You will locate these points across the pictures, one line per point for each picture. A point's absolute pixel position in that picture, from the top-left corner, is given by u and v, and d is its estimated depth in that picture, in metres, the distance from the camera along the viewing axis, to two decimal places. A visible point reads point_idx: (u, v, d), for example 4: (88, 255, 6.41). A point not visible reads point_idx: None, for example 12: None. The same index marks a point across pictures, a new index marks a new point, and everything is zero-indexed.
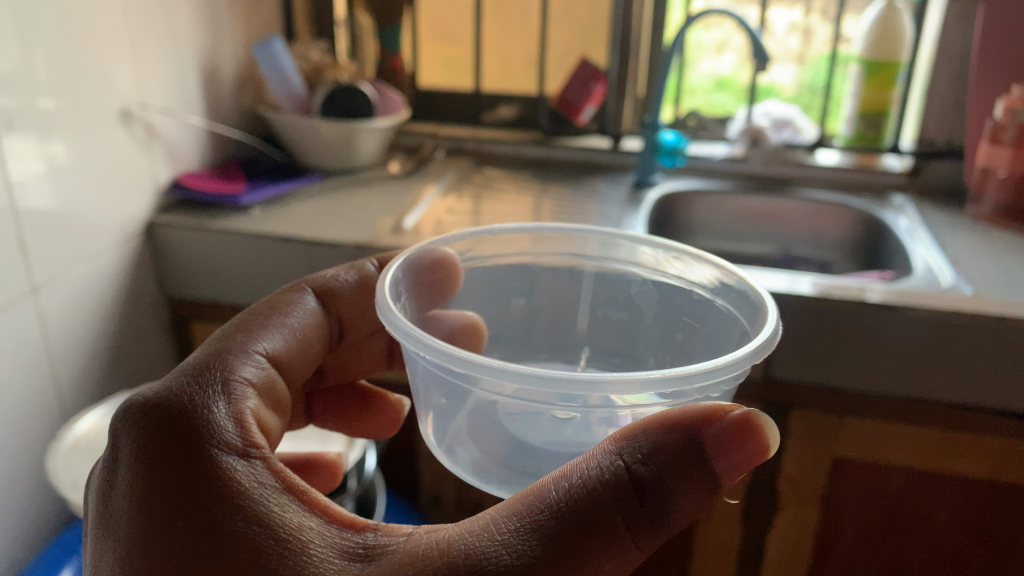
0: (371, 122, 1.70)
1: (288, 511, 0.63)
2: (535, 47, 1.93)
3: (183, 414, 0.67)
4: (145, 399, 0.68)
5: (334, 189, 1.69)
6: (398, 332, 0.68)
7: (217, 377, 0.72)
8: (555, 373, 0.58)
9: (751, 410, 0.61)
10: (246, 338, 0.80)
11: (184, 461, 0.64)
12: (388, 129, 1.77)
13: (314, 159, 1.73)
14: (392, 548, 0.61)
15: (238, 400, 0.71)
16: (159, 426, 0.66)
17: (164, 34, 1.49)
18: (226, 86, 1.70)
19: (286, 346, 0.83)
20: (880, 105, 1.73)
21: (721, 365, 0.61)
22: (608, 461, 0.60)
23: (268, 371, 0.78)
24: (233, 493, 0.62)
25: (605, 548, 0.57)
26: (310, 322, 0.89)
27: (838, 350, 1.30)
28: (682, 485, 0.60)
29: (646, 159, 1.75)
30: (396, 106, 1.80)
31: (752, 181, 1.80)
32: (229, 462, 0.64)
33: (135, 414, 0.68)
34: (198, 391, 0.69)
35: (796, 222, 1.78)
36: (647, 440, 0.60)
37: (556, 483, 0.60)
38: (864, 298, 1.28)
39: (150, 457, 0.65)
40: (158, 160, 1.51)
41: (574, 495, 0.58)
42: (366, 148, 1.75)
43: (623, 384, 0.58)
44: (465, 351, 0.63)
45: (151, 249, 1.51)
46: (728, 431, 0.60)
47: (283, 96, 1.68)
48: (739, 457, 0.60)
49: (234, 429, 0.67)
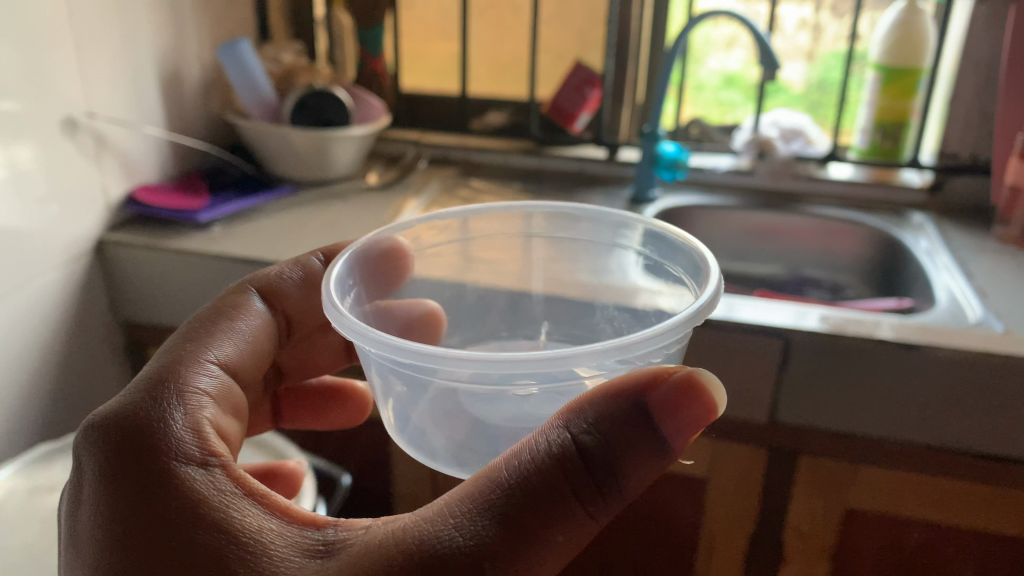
0: (347, 130, 1.58)
1: (248, 515, 0.60)
2: (527, 49, 1.80)
3: (138, 426, 0.63)
4: (102, 414, 0.65)
5: (307, 202, 1.56)
6: (338, 324, 0.67)
7: (172, 384, 0.68)
8: (499, 356, 0.58)
9: (693, 369, 0.58)
10: (197, 343, 0.74)
11: (140, 473, 0.61)
12: (365, 137, 1.64)
13: (286, 170, 1.61)
14: (351, 542, 0.59)
15: (196, 406, 0.67)
16: (117, 439, 0.63)
17: (117, 35, 1.36)
18: (190, 90, 1.57)
19: (238, 351, 0.77)
20: (899, 114, 1.59)
21: (663, 327, 0.60)
22: (555, 433, 0.58)
23: (225, 373, 0.74)
24: (193, 503, 0.60)
25: (557, 522, 0.55)
26: (261, 323, 0.83)
27: (853, 394, 1.17)
28: (636, 452, 0.58)
29: (643, 176, 1.63)
30: (375, 113, 1.67)
31: (758, 197, 1.67)
32: (188, 473, 0.61)
33: (93, 430, 0.65)
34: (152, 401, 0.65)
35: (805, 240, 1.66)
36: (592, 410, 0.58)
37: (506, 464, 0.57)
38: (882, 336, 1.14)
39: (109, 474, 0.62)
40: (110, 172, 1.38)
41: (520, 469, 0.57)
42: (342, 158, 1.63)
43: (585, 356, 0.58)
44: (412, 343, 0.61)
45: (102, 269, 1.39)
46: (671, 394, 0.57)
47: (251, 102, 1.55)
48: (678, 423, 0.57)
49: (191, 438, 0.64)
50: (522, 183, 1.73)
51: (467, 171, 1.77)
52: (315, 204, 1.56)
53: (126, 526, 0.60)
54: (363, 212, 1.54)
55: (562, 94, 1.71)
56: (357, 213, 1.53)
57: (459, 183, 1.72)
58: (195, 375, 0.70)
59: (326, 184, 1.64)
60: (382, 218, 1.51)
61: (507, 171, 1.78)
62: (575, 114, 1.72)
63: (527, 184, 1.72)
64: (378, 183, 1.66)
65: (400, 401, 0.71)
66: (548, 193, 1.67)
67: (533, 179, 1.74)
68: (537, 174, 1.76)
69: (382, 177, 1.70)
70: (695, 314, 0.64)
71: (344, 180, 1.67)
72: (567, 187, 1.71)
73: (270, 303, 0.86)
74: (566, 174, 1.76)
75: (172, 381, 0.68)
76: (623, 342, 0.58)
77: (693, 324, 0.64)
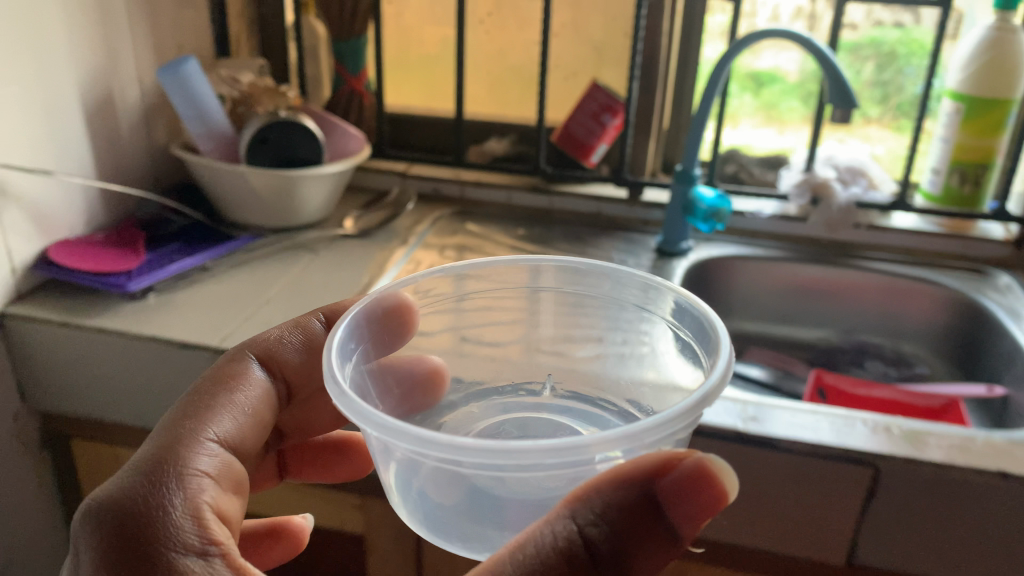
0: (318, 167, 1.30)
1: None
2: (535, 66, 1.52)
3: (131, 513, 0.53)
4: (97, 500, 0.54)
5: (269, 256, 1.28)
6: (328, 384, 0.55)
7: (169, 469, 0.56)
8: (510, 445, 0.47)
9: (705, 456, 0.52)
10: (195, 418, 0.62)
11: (133, 564, 0.51)
12: (341, 174, 1.37)
13: (246, 214, 1.33)
14: None
15: (199, 487, 0.56)
16: (109, 534, 0.53)
17: (25, 57, 1.07)
18: (127, 119, 1.29)
19: (238, 427, 0.64)
20: (982, 155, 1.32)
21: (690, 400, 0.51)
22: (562, 525, 0.51)
23: (227, 452, 0.62)
24: None
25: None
26: (262, 397, 0.69)
27: (962, 536, 0.91)
28: (640, 545, 0.52)
29: (675, 230, 1.36)
30: (354, 143, 1.39)
31: (809, 248, 1.41)
32: (185, 565, 0.52)
33: (82, 520, 0.54)
34: (149, 485, 0.55)
35: (864, 301, 1.40)
36: (598, 496, 0.51)
37: (509, 556, 0.51)
38: (1005, 467, 0.88)
39: (97, 572, 0.52)
40: (19, 229, 1.10)
41: (526, 566, 0.50)
42: (312, 200, 1.35)
43: (598, 444, 0.48)
44: (438, 433, 0.48)
45: (8, 350, 1.11)
46: (680, 479, 0.51)
47: (200, 134, 1.27)
48: (691, 510, 0.52)
49: (192, 527, 0.54)
50: (528, 228, 1.45)
51: (463, 211, 1.49)
52: (278, 259, 1.28)
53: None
54: (335, 268, 1.25)
55: (576, 121, 1.44)
56: (328, 270, 1.25)
57: (454, 226, 1.44)
58: (195, 446, 0.59)
59: (294, 232, 1.36)
60: (358, 277, 1.23)
61: (511, 212, 1.50)
62: (591, 143, 1.45)
63: (536, 228, 1.45)
64: (356, 230, 1.38)
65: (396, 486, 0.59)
66: (560, 241, 1.40)
67: (542, 223, 1.47)
68: (547, 217, 1.49)
69: (362, 220, 1.42)
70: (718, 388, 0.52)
71: (315, 227, 1.39)
72: (583, 233, 1.43)
73: (265, 368, 0.71)
74: (580, 217, 1.48)
75: (170, 461, 0.57)
76: (640, 425, 0.49)
77: (697, 414, 0.51)
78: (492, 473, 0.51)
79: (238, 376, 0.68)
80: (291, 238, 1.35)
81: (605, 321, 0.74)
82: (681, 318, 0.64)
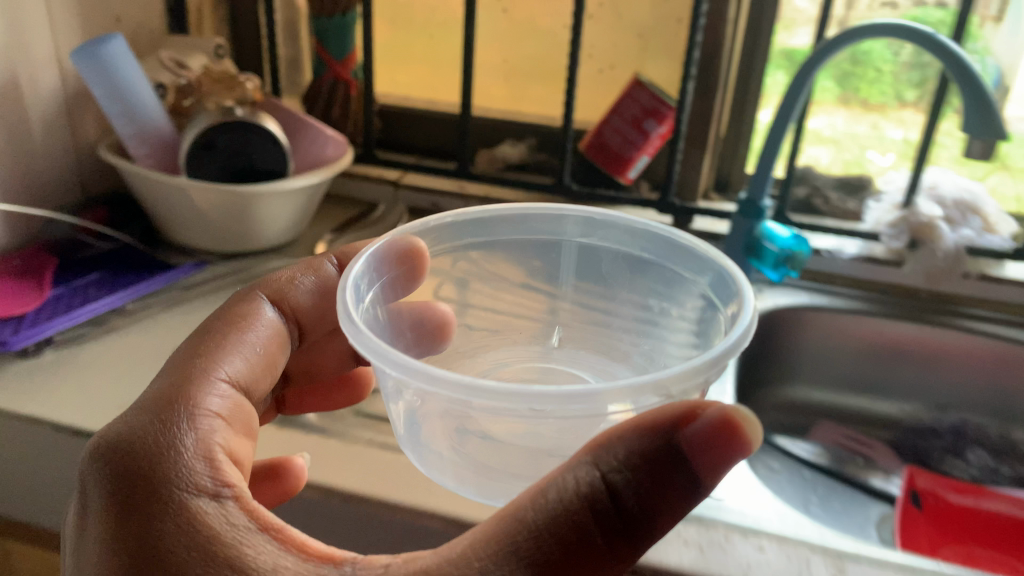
0: (282, 181, 1.02)
1: (262, 555, 0.49)
2: (564, 54, 1.23)
3: (140, 452, 0.52)
4: (105, 445, 0.53)
5: (213, 294, 1.01)
6: (341, 325, 0.52)
7: (174, 415, 0.55)
8: (521, 388, 0.44)
9: (730, 407, 0.47)
10: (206, 357, 0.62)
11: (135, 506, 0.50)
12: (313, 187, 1.08)
13: (191, 235, 1.06)
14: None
15: (210, 427, 0.56)
16: (118, 479, 0.51)
17: None
18: (43, 111, 1.01)
19: (249, 367, 0.64)
20: None
21: (713, 348, 0.48)
22: (585, 474, 0.47)
23: (238, 392, 0.62)
24: (206, 543, 0.49)
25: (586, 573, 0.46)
26: (274, 339, 0.69)
27: None
28: (661, 504, 0.47)
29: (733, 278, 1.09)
30: (331, 149, 1.10)
31: (895, 300, 1.12)
32: (197, 506, 0.50)
33: (88, 459, 0.54)
34: (159, 423, 0.54)
35: (968, 371, 1.10)
36: (623, 446, 0.47)
37: (532, 504, 0.47)
38: None
39: (110, 509, 0.51)
40: None
41: (550, 515, 0.46)
42: (275, 219, 1.07)
43: (607, 395, 0.44)
44: (440, 371, 0.46)
45: None
46: (704, 434, 0.46)
47: (130, 135, 0.99)
48: (714, 462, 0.47)
49: (202, 468, 0.52)
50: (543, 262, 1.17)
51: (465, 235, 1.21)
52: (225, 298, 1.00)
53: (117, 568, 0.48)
54: None
55: (613, 127, 1.16)
56: None
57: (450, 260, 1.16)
58: (199, 400, 0.57)
59: (251, 261, 1.08)
60: None
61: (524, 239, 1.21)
62: (629, 152, 1.16)
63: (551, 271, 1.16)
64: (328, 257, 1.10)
65: (403, 424, 0.57)
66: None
67: None
68: None
69: (337, 244, 1.14)
70: (743, 342, 0.49)
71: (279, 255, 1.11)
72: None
73: (278, 312, 0.71)
74: None
75: (182, 399, 0.57)
76: (663, 374, 0.46)
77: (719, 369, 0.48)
78: (499, 415, 0.48)
79: (251, 315, 0.68)
80: (246, 267, 1.07)
81: (626, 280, 0.72)
82: (671, 257, 0.67)
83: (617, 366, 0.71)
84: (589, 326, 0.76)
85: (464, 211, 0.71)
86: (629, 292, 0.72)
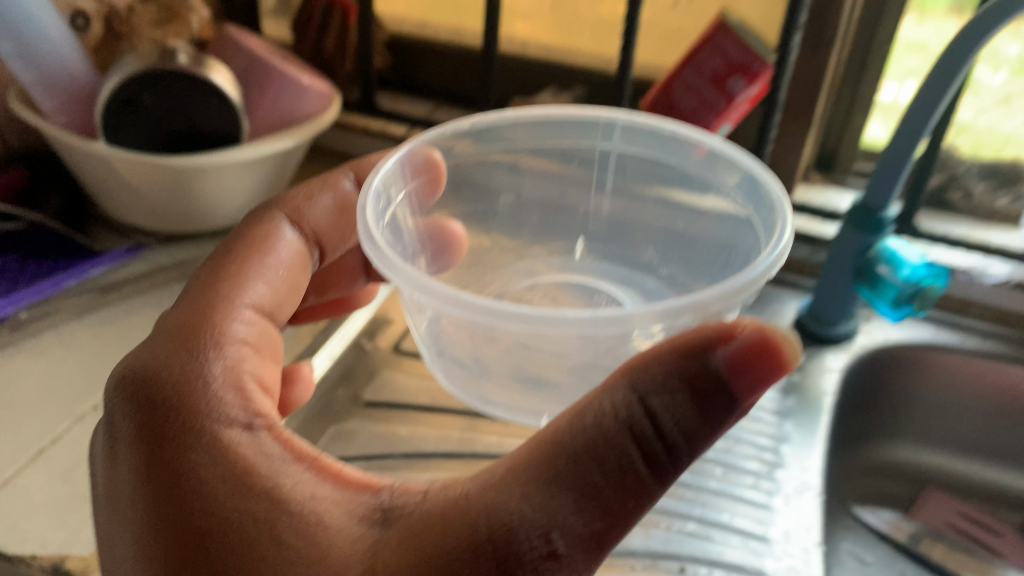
0: (231, 151, 0.77)
1: (300, 483, 0.45)
2: None
3: (167, 381, 0.47)
4: (131, 373, 0.48)
5: (142, 298, 0.78)
6: (363, 245, 0.46)
7: (202, 335, 0.50)
8: (563, 312, 0.39)
9: (767, 325, 0.42)
10: (227, 280, 0.56)
11: (168, 438, 0.45)
12: (281, 156, 0.83)
13: (126, 214, 0.83)
14: (411, 509, 0.44)
15: (238, 356, 0.51)
16: (146, 410, 0.46)
17: None
18: None
19: (273, 290, 0.58)
20: None
21: (752, 265, 0.43)
22: (623, 399, 0.41)
23: (263, 317, 0.56)
24: (240, 474, 0.44)
25: (626, 499, 0.41)
26: (298, 266, 0.62)
27: None
28: (705, 427, 0.42)
29: (832, 307, 0.80)
30: (306, 106, 0.84)
31: None
32: (229, 437, 0.45)
33: (112, 389, 0.48)
34: (184, 352, 0.49)
35: None
36: (658, 369, 0.41)
37: (569, 431, 0.41)
38: None
39: (139, 444, 0.45)
40: None
41: (585, 437, 0.41)
42: (229, 198, 0.82)
43: (641, 319, 0.40)
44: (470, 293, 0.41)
45: None
46: (740, 358, 0.41)
47: (33, 85, 0.74)
48: (752, 384, 0.42)
49: (232, 395, 0.48)
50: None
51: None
52: (156, 304, 0.78)
53: (151, 502, 0.43)
54: None
55: (691, 85, 0.83)
56: None
57: None
58: (235, 313, 0.54)
59: (201, 249, 0.85)
60: None
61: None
62: (704, 118, 0.83)
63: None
64: None
65: (427, 338, 0.52)
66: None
67: None
68: None
69: None
70: (777, 265, 0.43)
71: None
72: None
73: (297, 233, 0.64)
74: None
75: (203, 326, 0.51)
76: (694, 298, 0.40)
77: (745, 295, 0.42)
78: (536, 344, 0.43)
79: (268, 237, 0.61)
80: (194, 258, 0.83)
81: (666, 188, 0.66)
82: (709, 169, 0.60)
83: (647, 283, 0.68)
84: (637, 230, 0.70)
85: (473, 120, 0.62)
86: (660, 214, 0.68)
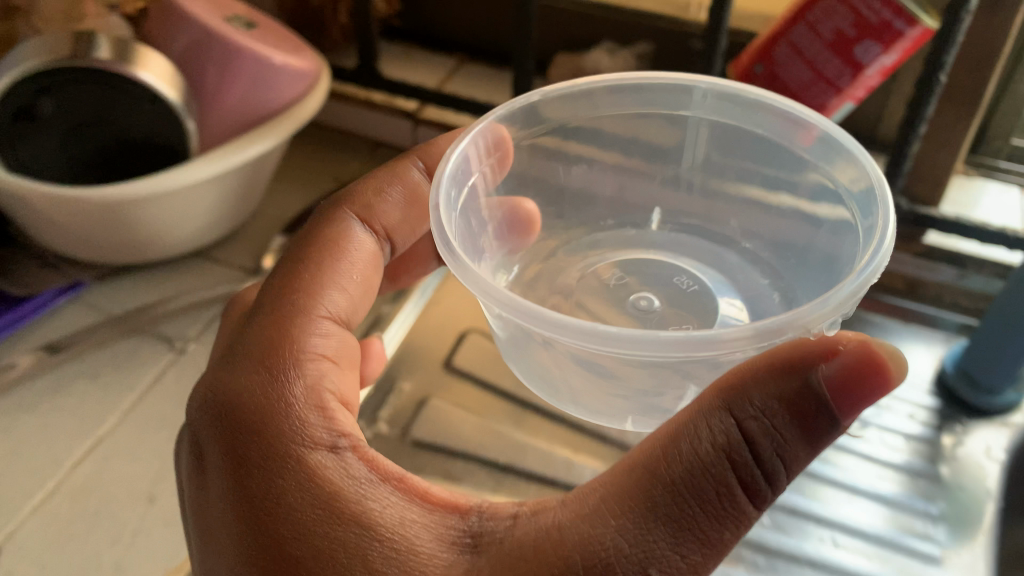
0: (171, 175, 0.57)
1: (388, 509, 0.33)
2: None
3: (242, 403, 0.35)
4: (202, 404, 0.36)
5: (74, 366, 0.59)
6: (436, 245, 0.34)
7: (281, 352, 0.37)
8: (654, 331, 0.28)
9: (867, 337, 0.31)
10: (300, 280, 0.41)
11: (251, 462, 0.33)
12: (242, 172, 0.62)
13: (62, 247, 0.62)
14: (500, 540, 0.32)
15: (321, 373, 0.37)
16: (220, 436, 0.35)
17: None
18: None
19: (354, 288, 0.43)
20: None
21: (858, 267, 0.30)
22: (716, 422, 0.31)
23: (345, 323, 0.42)
24: (330, 511, 0.32)
25: (722, 531, 0.31)
26: (377, 267, 0.46)
27: None
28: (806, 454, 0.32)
29: (996, 370, 0.58)
30: (273, 104, 0.62)
31: None
32: (315, 462, 0.34)
33: (197, 408, 0.36)
34: (260, 373, 0.36)
35: None
36: (757, 389, 0.30)
37: (648, 454, 0.31)
38: None
39: (228, 475, 0.34)
40: None
41: (681, 472, 0.30)
42: (181, 224, 0.63)
43: (736, 340, 0.28)
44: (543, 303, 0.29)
45: None
46: (850, 375, 0.30)
47: None
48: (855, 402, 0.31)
49: (315, 417, 0.35)
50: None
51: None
52: (90, 376, 0.59)
53: (240, 543, 0.32)
54: None
55: (797, 47, 0.56)
56: (171, 438, 0.55)
57: None
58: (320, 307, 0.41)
59: (155, 287, 0.65)
60: None
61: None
62: (819, 96, 0.56)
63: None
64: None
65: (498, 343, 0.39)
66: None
67: None
68: None
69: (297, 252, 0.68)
70: (889, 257, 0.31)
71: (203, 269, 0.67)
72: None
73: (370, 231, 0.46)
74: None
75: (284, 341, 0.38)
76: (802, 314, 0.29)
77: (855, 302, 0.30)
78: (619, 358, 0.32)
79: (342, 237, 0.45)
80: (151, 308, 0.62)
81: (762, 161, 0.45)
82: (827, 160, 0.40)
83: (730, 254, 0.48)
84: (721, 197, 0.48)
85: (558, 84, 0.43)
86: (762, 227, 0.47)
